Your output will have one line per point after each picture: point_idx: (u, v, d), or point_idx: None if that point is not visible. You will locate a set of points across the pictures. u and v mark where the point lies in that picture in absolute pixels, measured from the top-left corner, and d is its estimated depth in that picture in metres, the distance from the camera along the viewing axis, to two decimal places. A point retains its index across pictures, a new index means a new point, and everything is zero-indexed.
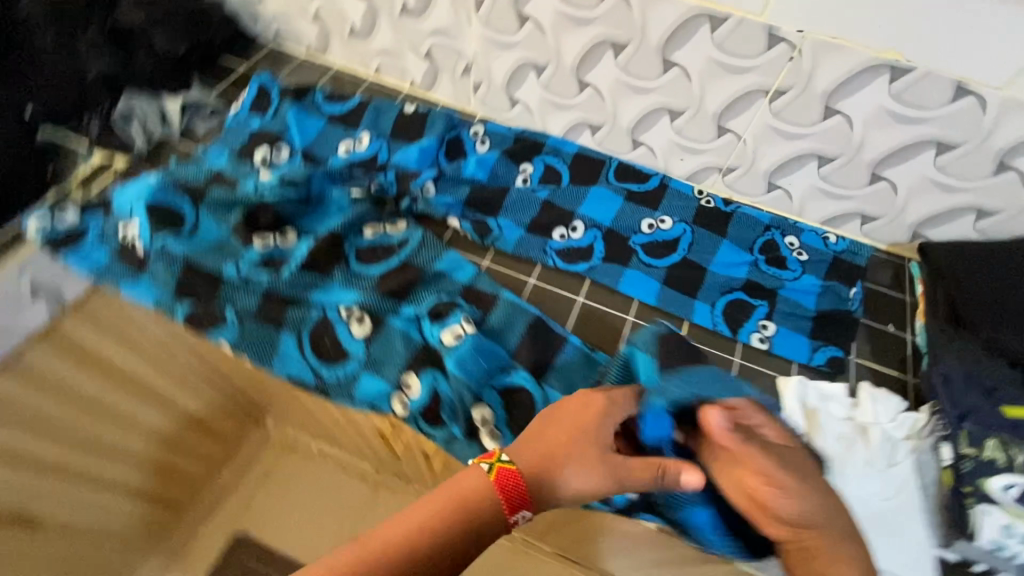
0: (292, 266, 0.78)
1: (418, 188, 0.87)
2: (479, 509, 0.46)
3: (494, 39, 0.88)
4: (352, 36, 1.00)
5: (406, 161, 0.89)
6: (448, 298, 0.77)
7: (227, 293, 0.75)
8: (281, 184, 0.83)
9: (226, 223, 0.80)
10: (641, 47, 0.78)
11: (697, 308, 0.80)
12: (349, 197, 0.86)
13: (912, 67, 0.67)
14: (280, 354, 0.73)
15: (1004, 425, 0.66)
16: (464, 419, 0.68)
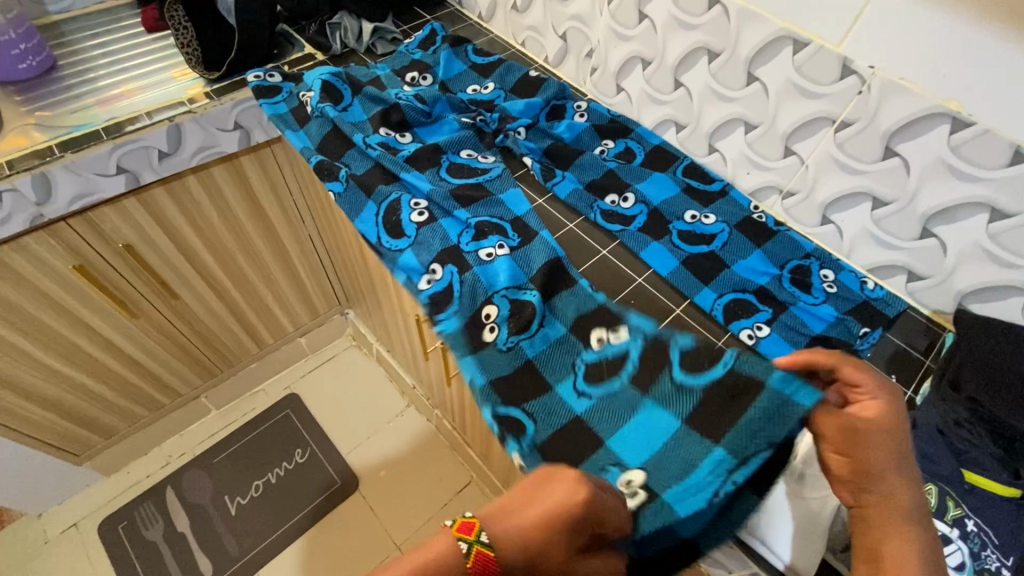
0: (401, 155, 1.00)
1: (513, 129, 1.07)
2: None
3: (616, 30, 1.04)
4: (512, 10, 1.23)
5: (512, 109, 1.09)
6: (497, 221, 0.93)
7: (350, 159, 1.01)
8: (415, 97, 1.07)
9: (369, 112, 1.06)
10: (731, 58, 0.89)
11: (704, 293, 0.87)
12: (458, 121, 1.07)
13: (972, 121, 0.69)
14: (363, 220, 0.96)
15: (955, 481, 0.65)
16: (467, 313, 0.85)
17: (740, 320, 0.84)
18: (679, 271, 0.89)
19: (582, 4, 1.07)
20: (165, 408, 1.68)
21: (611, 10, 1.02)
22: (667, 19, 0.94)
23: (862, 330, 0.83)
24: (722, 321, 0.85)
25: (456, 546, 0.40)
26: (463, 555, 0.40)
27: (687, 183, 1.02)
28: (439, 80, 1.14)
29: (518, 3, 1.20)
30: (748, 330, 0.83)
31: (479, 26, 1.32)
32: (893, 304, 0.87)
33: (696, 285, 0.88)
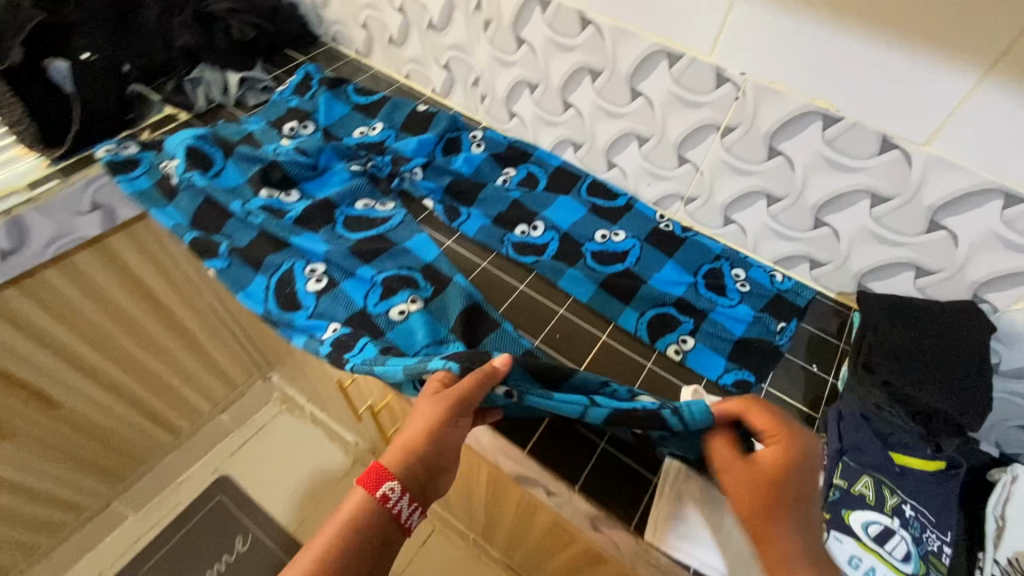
0: (289, 216, 0.92)
1: (408, 170, 1.01)
2: (364, 517, 0.58)
3: (498, 56, 1.01)
4: (390, 44, 1.17)
5: (404, 148, 1.04)
6: (406, 273, 0.87)
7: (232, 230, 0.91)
8: (296, 151, 0.99)
9: (245, 174, 0.96)
10: (612, 76, 0.88)
11: (626, 314, 0.86)
12: (347, 170, 1.00)
13: (841, 116, 0.72)
14: (249, 293, 0.86)
15: (886, 465, 0.67)
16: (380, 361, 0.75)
17: (665, 335, 0.83)
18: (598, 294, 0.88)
19: (458, 32, 1.03)
20: (69, 526, 1.47)
21: (490, 37, 0.99)
22: (545, 42, 0.92)
23: (779, 326, 0.85)
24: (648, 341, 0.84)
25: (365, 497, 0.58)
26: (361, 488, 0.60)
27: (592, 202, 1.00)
28: (320, 128, 1.06)
29: (394, 36, 1.15)
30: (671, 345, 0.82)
31: (360, 63, 1.26)
32: (802, 292, 0.90)
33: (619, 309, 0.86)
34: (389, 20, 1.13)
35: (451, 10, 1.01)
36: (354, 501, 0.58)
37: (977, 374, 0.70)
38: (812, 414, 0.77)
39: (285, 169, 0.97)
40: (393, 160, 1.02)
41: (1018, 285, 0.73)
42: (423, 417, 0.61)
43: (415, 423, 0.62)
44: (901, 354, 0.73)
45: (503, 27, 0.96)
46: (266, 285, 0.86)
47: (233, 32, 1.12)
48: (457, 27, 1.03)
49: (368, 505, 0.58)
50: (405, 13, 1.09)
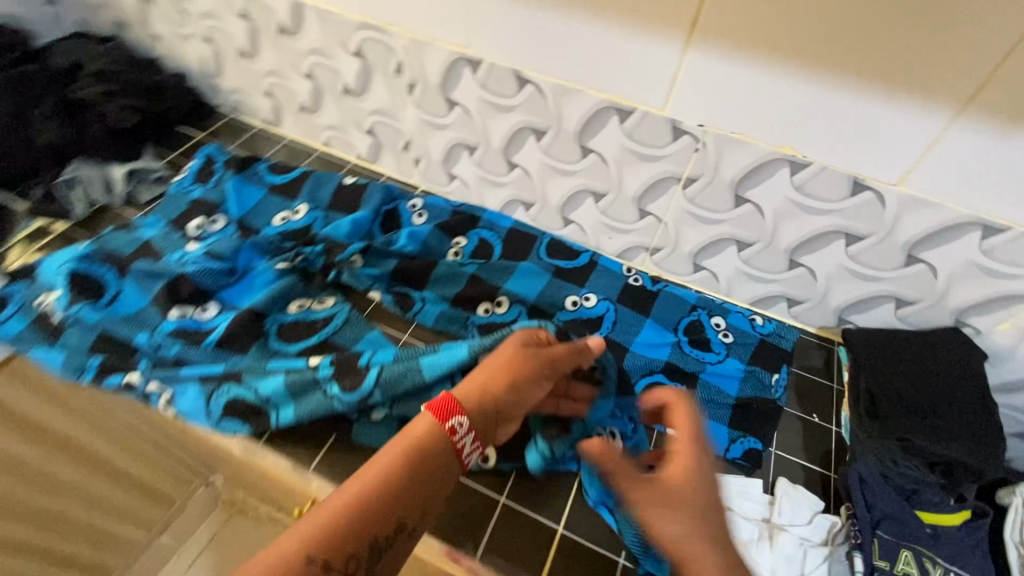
0: (208, 339, 0.77)
1: (344, 258, 0.89)
2: (431, 450, 0.53)
3: (429, 119, 0.91)
4: (301, 111, 1.04)
5: (334, 232, 0.91)
6: None
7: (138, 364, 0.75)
8: (207, 256, 0.85)
9: (148, 294, 0.80)
10: (559, 134, 0.81)
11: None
12: (271, 268, 0.86)
13: (808, 161, 0.68)
14: (186, 406, 0.71)
15: (920, 533, 0.62)
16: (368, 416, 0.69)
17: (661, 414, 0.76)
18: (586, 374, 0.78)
19: (379, 96, 0.92)
20: None
21: (417, 99, 0.89)
22: (481, 102, 0.84)
23: (771, 379, 0.80)
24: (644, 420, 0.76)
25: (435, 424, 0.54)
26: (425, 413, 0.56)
27: (554, 265, 0.92)
28: (233, 219, 0.92)
29: (304, 103, 1.02)
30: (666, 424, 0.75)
31: (269, 134, 1.12)
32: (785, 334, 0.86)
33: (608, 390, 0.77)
34: (296, 86, 1.00)
35: (369, 73, 0.90)
36: (420, 422, 0.55)
37: (982, 412, 0.67)
38: (826, 474, 0.73)
39: (195, 283, 0.81)
40: (325, 249, 0.89)
41: (997, 309, 0.72)
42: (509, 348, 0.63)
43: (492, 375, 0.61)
44: (905, 400, 0.70)
45: (430, 89, 0.86)
46: (206, 394, 0.72)
47: (109, 119, 0.98)
48: (377, 91, 0.92)
49: (437, 432, 0.54)
50: (315, 79, 0.97)
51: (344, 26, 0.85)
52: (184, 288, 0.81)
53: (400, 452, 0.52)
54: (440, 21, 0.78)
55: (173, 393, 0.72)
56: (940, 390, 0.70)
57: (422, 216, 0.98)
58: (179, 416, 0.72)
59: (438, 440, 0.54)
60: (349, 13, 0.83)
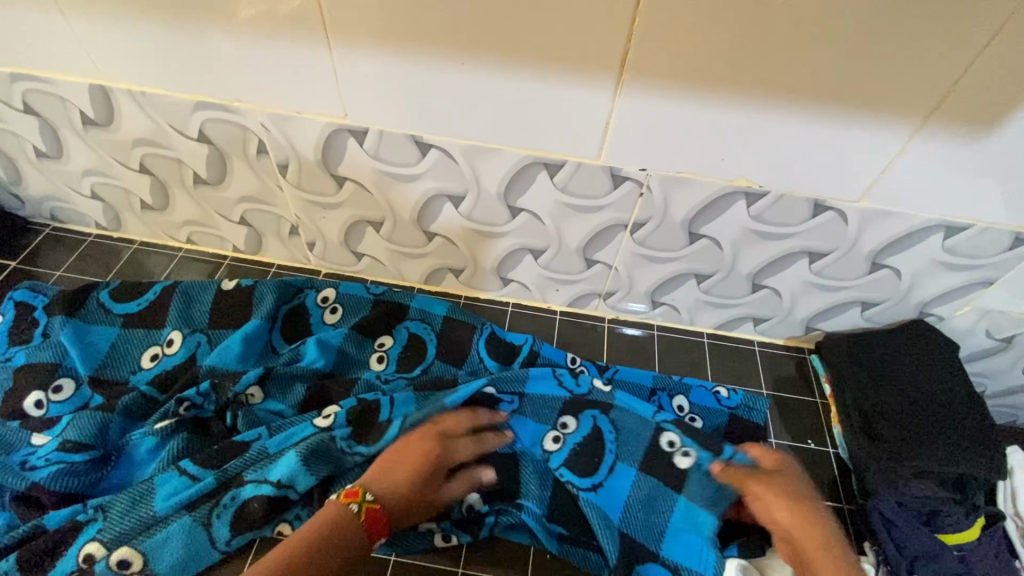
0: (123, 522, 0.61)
1: (239, 393, 0.70)
2: (347, 536, 0.53)
3: (313, 200, 0.74)
4: (145, 209, 0.83)
5: (218, 360, 0.72)
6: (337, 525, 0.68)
7: (77, 541, 0.59)
8: (61, 448, 0.64)
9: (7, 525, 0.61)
10: (480, 197, 0.68)
11: (596, 464, 0.68)
12: (152, 431, 0.66)
13: (765, 191, 0.61)
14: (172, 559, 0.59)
15: (955, 565, 0.61)
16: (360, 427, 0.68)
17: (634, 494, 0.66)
18: (530, 499, 0.66)
19: (244, 181, 0.73)
20: None
21: (293, 181, 0.71)
22: (375, 175, 0.68)
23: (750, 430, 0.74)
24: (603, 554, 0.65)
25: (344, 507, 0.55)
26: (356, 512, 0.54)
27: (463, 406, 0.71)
28: (85, 378, 0.71)
29: (147, 200, 0.80)
30: (670, 453, 0.68)
31: (112, 241, 0.89)
32: (754, 355, 0.83)
33: (584, 457, 0.68)
34: (130, 183, 0.78)
35: (223, 158, 0.71)
36: (331, 513, 0.54)
37: (974, 414, 0.67)
38: (840, 505, 0.70)
39: (53, 490, 0.62)
40: (213, 385, 0.70)
41: (961, 296, 0.71)
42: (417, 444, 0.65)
43: (426, 467, 0.63)
44: (908, 422, 0.67)
45: (308, 167, 0.69)
46: (199, 523, 0.60)
47: None
48: (239, 177, 0.73)
49: (354, 526, 0.53)
50: (152, 172, 0.76)
51: (174, 108, 0.66)
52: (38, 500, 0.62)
53: (307, 535, 0.51)
54: (299, 90, 0.61)
55: (141, 559, 0.58)
56: (929, 398, 0.68)
57: (336, 315, 0.80)
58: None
59: (353, 531, 0.53)
60: (176, 93, 0.64)
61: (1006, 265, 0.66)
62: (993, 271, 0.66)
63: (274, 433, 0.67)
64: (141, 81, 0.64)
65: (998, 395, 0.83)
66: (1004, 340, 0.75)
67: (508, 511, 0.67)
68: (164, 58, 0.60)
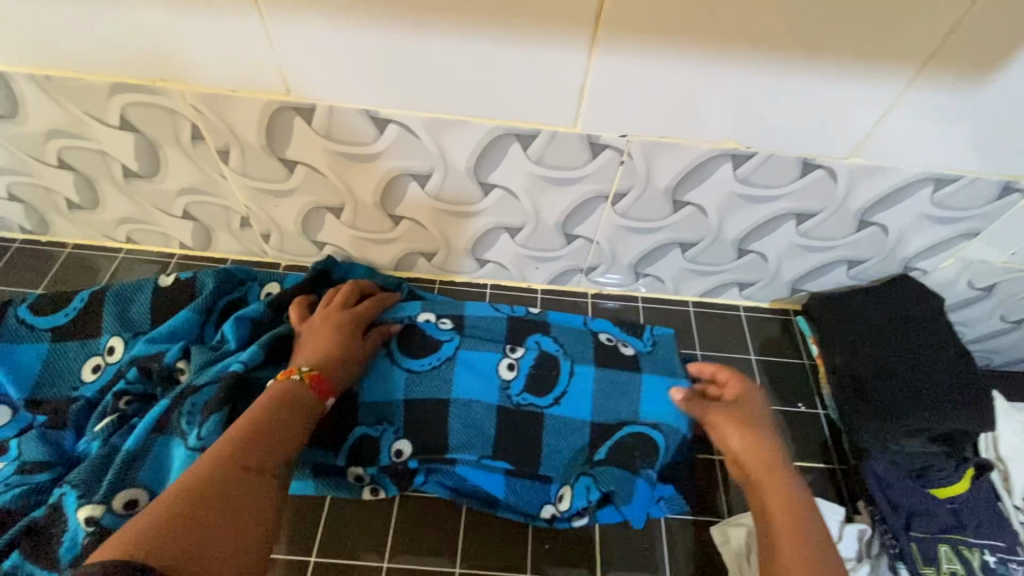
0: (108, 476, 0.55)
1: (169, 368, 0.64)
2: (303, 397, 0.51)
3: (263, 188, 0.66)
4: (73, 209, 0.74)
5: (145, 349, 0.66)
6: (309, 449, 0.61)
7: (70, 508, 0.53)
8: (20, 470, 0.59)
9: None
10: (449, 174, 0.63)
11: (555, 377, 0.64)
12: (95, 436, 0.60)
13: (753, 152, 0.57)
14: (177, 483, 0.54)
15: (947, 518, 0.61)
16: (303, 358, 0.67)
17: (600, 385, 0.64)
18: (469, 449, 0.62)
19: (182, 171, 0.66)
20: None
21: (237, 169, 0.64)
22: (330, 157, 0.62)
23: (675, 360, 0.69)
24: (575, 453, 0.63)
25: (291, 380, 0.52)
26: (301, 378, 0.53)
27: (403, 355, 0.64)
28: (19, 403, 0.65)
29: (74, 199, 0.72)
30: (613, 346, 0.68)
31: (43, 247, 0.80)
32: (741, 321, 0.81)
33: (541, 377, 0.64)
34: (51, 180, 0.69)
35: (153, 147, 0.63)
36: (276, 384, 0.52)
37: (962, 365, 0.67)
38: (833, 466, 0.70)
39: (18, 509, 0.56)
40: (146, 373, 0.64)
41: (946, 250, 0.70)
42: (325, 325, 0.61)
43: (342, 343, 0.59)
44: (900, 380, 0.66)
45: (251, 152, 0.62)
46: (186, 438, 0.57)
47: None
48: (175, 168, 0.65)
49: (303, 387, 0.52)
50: (74, 167, 0.67)
51: (87, 93, 0.57)
52: None
53: (260, 405, 0.48)
54: (232, 64, 0.53)
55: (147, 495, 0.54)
56: (919, 353, 0.68)
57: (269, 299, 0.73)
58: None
59: (310, 394, 0.52)
60: (88, 75, 0.56)
61: (992, 215, 0.64)
62: (979, 222, 0.65)
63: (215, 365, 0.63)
64: (43, 62, 0.55)
65: (976, 342, 0.84)
66: (985, 289, 0.75)
67: (442, 469, 0.63)
68: (65, 32, 0.52)
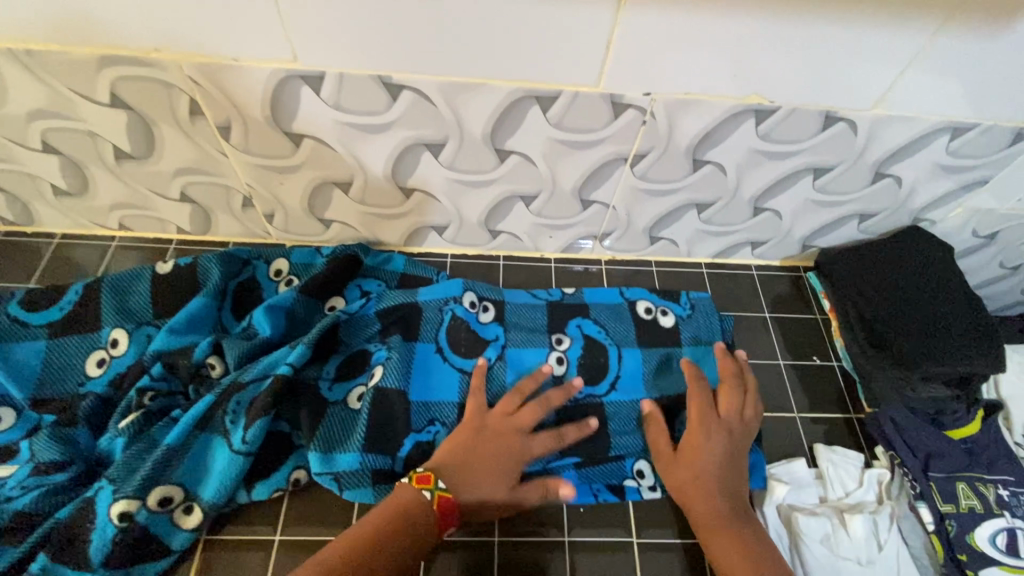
0: (140, 477, 0.55)
1: (198, 365, 0.63)
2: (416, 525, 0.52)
3: (266, 165, 0.63)
4: (59, 196, 0.70)
5: (168, 341, 0.63)
6: (349, 441, 0.61)
7: (102, 507, 0.53)
8: (34, 472, 0.56)
9: (8, 541, 0.54)
10: (464, 143, 0.60)
11: (605, 363, 0.69)
12: (118, 432, 0.58)
13: (777, 106, 0.57)
14: (218, 481, 0.57)
15: (962, 457, 0.64)
16: (345, 352, 0.68)
17: (649, 368, 0.70)
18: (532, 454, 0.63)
19: (179, 150, 0.62)
20: None
21: (239, 145, 0.61)
22: (339, 128, 0.58)
23: (713, 325, 0.74)
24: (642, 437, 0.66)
25: (418, 493, 0.53)
26: (428, 499, 0.53)
27: (453, 354, 0.68)
28: (24, 402, 0.61)
29: (61, 185, 0.67)
30: (652, 318, 0.73)
31: (28, 238, 0.76)
32: (753, 280, 0.82)
33: (590, 366, 0.69)
34: (32, 166, 0.65)
35: (147, 126, 0.59)
36: (405, 494, 0.53)
37: (973, 314, 0.69)
38: (850, 416, 0.72)
39: (39, 512, 0.54)
40: (167, 367, 0.62)
41: (956, 199, 0.71)
42: (484, 442, 0.58)
43: (509, 461, 0.58)
44: (915, 331, 0.67)
45: (254, 126, 0.58)
46: (226, 437, 0.58)
47: None
48: (172, 147, 0.61)
49: (421, 507, 0.53)
50: (60, 150, 0.63)
51: (71, 68, 0.53)
52: (16, 534, 0.54)
53: (376, 519, 0.52)
54: (233, 30, 0.50)
55: (183, 491, 0.56)
56: (931, 305, 0.69)
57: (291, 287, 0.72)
58: (205, 505, 0.56)
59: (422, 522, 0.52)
60: (71, 48, 0.52)
61: (1001, 163, 0.65)
62: (989, 170, 0.66)
63: (250, 363, 0.63)
64: (22, 34, 0.51)
65: (975, 289, 0.86)
66: (987, 236, 0.77)
67: None
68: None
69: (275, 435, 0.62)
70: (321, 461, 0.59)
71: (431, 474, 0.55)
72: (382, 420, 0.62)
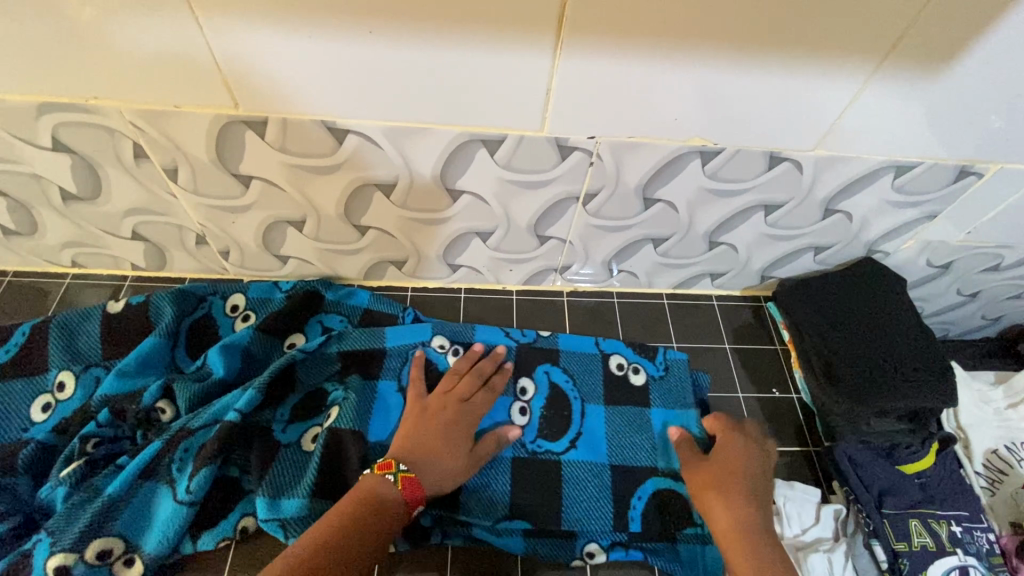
0: (78, 529, 0.53)
1: (146, 410, 0.61)
2: (375, 518, 0.50)
3: (218, 205, 0.63)
4: (8, 235, 0.69)
5: (115, 385, 0.62)
6: (297, 488, 0.59)
7: (37, 562, 0.52)
8: None
9: None
10: (414, 183, 0.60)
11: (568, 418, 0.68)
12: (59, 481, 0.57)
13: (721, 147, 0.57)
14: (161, 531, 0.55)
15: (915, 492, 0.64)
16: (302, 390, 0.67)
17: (616, 429, 0.68)
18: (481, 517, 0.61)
19: (127, 192, 0.61)
20: None
21: (188, 187, 0.60)
22: (287, 170, 0.58)
23: (686, 386, 0.72)
24: (599, 511, 0.63)
25: (380, 478, 0.53)
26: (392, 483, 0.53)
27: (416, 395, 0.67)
28: None
29: (9, 225, 0.66)
30: (623, 375, 0.72)
31: None
32: (714, 310, 0.82)
33: (553, 424, 0.68)
34: None
35: (93, 168, 0.59)
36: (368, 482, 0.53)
37: (925, 348, 0.69)
38: (808, 449, 0.72)
39: None
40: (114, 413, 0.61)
41: (908, 231, 0.71)
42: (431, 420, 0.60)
43: (457, 431, 0.60)
44: (868, 366, 0.67)
45: (201, 168, 0.58)
46: (170, 484, 0.57)
47: None
48: (120, 188, 0.61)
49: (384, 492, 0.52)
50: (6, 193, 0.62)
51: (11, 114, 0.53)
52: None
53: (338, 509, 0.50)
54: (173, 80, 0.49)
55: (123, 542, 0.55)
56: (884, 339, 0.69)
57: (248, 321, 0.71)
58: (146, 557, 0.55)
59: (384, 512, 0.51)
60: (10, 95, 0.51)
61: (950, 198, 0.66)
62: (936, 206, 0.67)
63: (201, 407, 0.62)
64: None
65: (934, 316, 0.87)
66: (941, 266, 0.78)
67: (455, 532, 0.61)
68: None
69: (223, 482, 0.60)
70: (267, 507, 0.57)
71: (391, 460, 0.55)
72: (334, 464, 0.61)
